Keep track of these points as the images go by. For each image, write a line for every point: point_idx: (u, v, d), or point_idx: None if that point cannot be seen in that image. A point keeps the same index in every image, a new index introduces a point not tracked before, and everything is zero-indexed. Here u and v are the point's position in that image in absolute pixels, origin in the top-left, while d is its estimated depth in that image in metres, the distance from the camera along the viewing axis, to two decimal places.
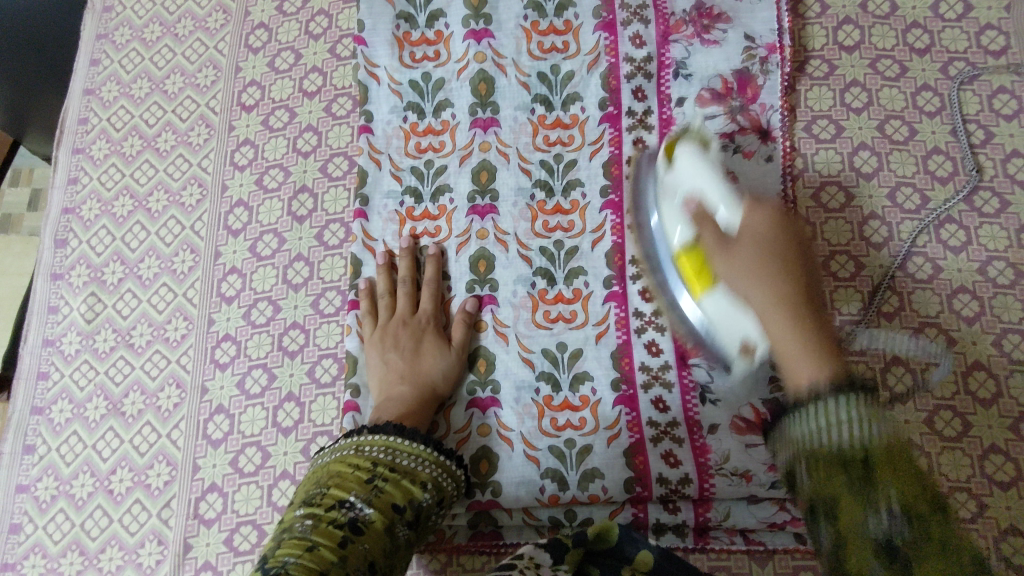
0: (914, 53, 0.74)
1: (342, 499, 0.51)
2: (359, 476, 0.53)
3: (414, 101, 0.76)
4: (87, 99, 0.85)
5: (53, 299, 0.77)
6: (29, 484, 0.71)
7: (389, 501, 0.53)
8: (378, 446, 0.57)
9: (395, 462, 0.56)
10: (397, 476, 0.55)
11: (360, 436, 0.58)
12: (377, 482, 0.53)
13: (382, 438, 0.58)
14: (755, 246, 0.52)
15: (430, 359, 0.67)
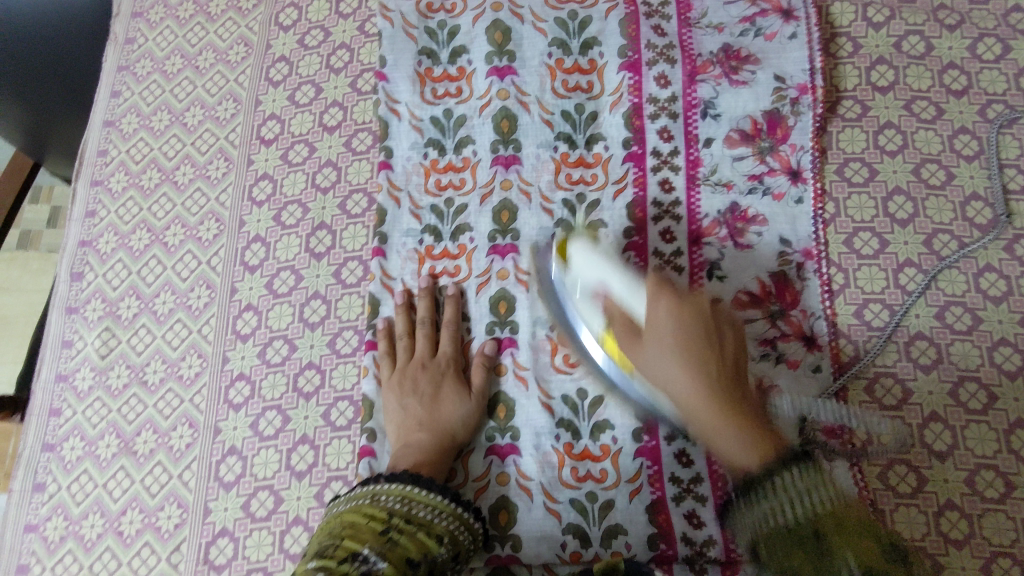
0: (950, 95, 0.71)
1: (355, 551, 0.48)
2: (374, 527, 0.51)
3: (435, 138, 0.75)
4: (107, 131, 0.84)
5: (68, 333, 0.76)
6: (38, 524, 0.69)
7: (405, 555, 0.51)
8: (395, 496, 0.55)
9: (412, 513, 0.54)
10: (412, 527, 0.53)
11: (377, 484, 0.56)
12: (392, 533, 0.51)
13: (399, 488, 0.56)
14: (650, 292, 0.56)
15: (449, 405, 0.65)
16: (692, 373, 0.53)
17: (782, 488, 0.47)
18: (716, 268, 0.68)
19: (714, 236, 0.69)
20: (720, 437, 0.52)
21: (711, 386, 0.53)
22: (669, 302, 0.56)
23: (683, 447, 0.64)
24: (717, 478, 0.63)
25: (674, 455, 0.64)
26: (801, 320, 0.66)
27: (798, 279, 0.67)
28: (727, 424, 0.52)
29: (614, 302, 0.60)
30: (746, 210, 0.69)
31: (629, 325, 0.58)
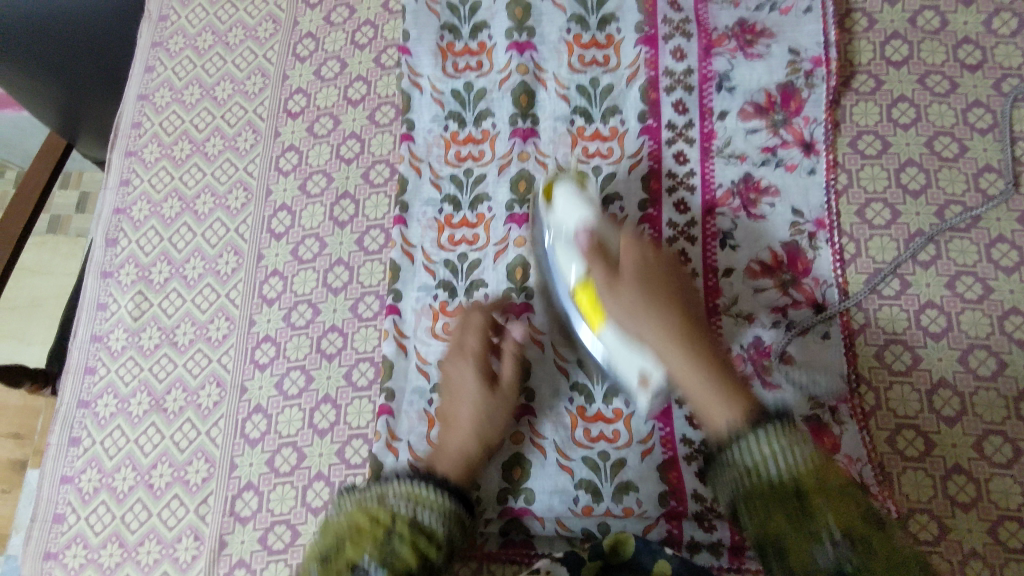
0: (965, 69, 0.72)
1: (356, 564, 0.50)
2: (376, 533, 0.53)
3: (456, 110, 0.77)
4: (140, 104, 0.88)
5: (103, 296, 0.79)
6: (73, 475, 0.73)
7: (405, 567, 0.52)
8: (401, 497, 0.56)
9: (416, 518, 0.55)
10: (414, 535, 0.54)
11: (386, 484, 0.57)
12: (393, 542, 0.53)
13: (405, 487, 0.57)
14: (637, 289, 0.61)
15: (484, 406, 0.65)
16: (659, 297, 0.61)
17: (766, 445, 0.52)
18: (729, 237, 0.70)
19: (728, 206, 0.71)
20: (687, 368, 0.59)
21: (724, 380, 0.58)
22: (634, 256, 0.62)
23: (694, 410, 0.65)
24: None
25: (685, 418, 0.65)
26: (813, 288, 0.67)
27: (810, 248, 0.68)
28: (695, 360, 0.59)
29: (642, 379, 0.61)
30: (759, 181, 0.71)
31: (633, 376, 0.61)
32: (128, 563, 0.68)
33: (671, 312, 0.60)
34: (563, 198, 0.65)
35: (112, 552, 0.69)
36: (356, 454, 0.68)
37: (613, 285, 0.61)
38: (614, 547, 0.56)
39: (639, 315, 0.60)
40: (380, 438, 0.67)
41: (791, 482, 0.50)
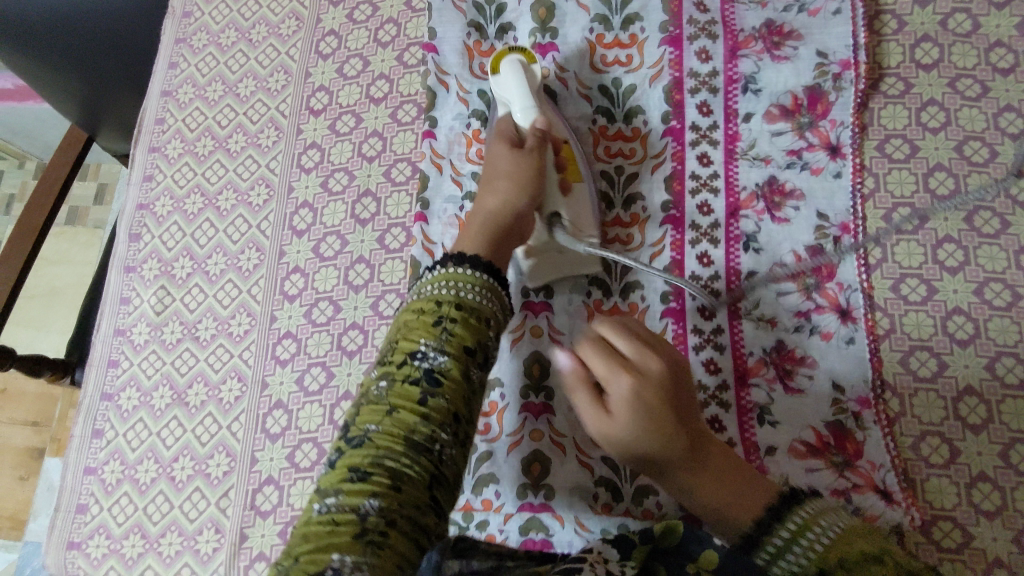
0: (996, 73, 0.71)
1: (412, 352, 0.48)
2: (426, 321, 0.49)
3: (480, 110, 0.77)
4: (164, 100, 0.88)
5: (126, 290, 0.80)
6: (96, 467, 0.73)
7: (463, 344, 0.48)
8: (441, 282, 0.52)
9: (460, 298, 0.51)
10: (469, 315, 0.50)
11: (429, 273, 0.53)
12: (445, 323, 0.49)
13: (443, 272, 0.52)
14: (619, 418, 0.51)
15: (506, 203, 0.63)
16: (662, 429, 0.51)
17: (802, 523, 0.46)
18: (753, 240, 0.69)
19: (751, 208, 0.70)
20: (702, 482, 0.51)
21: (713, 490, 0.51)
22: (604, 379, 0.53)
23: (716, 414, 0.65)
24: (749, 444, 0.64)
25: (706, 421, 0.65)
26: (836, 293, 0.67)
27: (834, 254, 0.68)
28: (728, 488, 0.51)
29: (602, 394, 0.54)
30: (784, 184, 0.70)
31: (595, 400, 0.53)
32: (150, 554, 0.69)
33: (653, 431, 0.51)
34: (510, 67, 0.69)
35: (134, 543, 0.70)
36: None
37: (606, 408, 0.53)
38: (665, 530, 0.50)
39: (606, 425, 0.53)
40: None
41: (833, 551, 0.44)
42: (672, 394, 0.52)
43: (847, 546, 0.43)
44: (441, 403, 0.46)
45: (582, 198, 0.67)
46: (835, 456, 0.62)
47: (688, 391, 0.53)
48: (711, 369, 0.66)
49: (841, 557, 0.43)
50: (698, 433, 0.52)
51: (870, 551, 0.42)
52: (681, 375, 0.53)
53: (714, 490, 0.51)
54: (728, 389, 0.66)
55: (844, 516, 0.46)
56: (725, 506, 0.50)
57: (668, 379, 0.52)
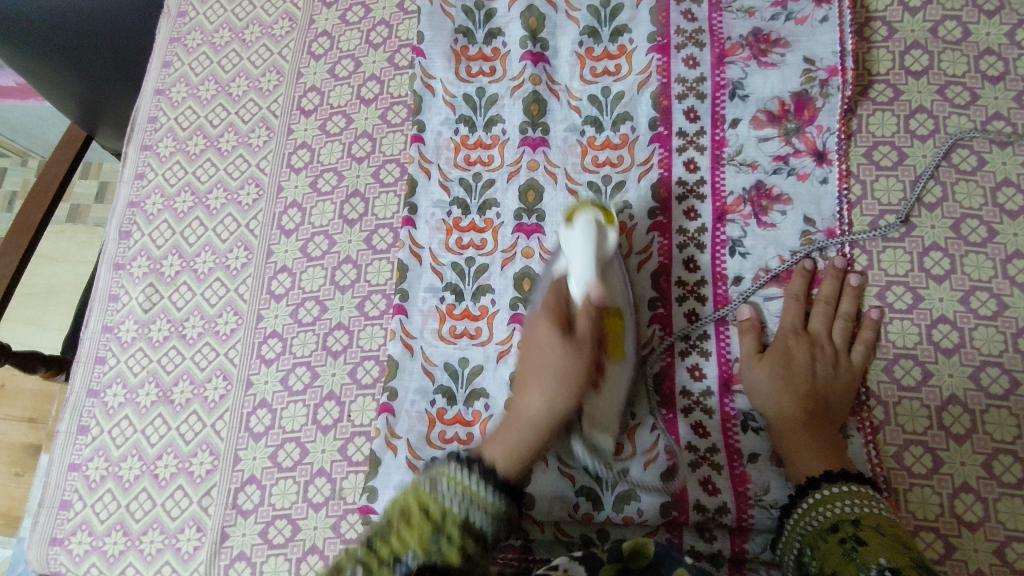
0: (986, 81, 0.71)
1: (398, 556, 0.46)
2: (425, 528, 0.48)
3: (467, 115, 0.77)
4: (157, 98, 0.89)
5: (115, 287, 0.81)
6: (81, 463, 0.74)
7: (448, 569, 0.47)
8: (456, 488, 0.51)
9: (468, 517, 0.50)
10: (467, 534, 0.49)
11: (441, 467, 0.53)
12: (441, 540, 0.47)
13: (462, 480, 0.52)
14: (777, 367, 0.63)
15: (528, 399, 0.58)
16: (798, 392, 0.62)
17: (827, 494, 0.55)
18: (738, 245, 0.69)
19: (738, 213, 0.70)
20: (797, 441, 0.60)
21: (816, 442, 0.59)
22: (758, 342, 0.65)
23: (699, 420, 0.65)
24: (732, 450, 0.64)
25: (690, 427, 0.65)
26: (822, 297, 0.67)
27: (846, 269, 0.67)
28: (810, 438, 0.60)
29: (748, 334, 0.66)
30: (771, 189, 0.70)
31: (755, 350, 0.65)
32: (131, 551, 0.69)
33: (801, 377, 0.62)
34: (583, 227, 0.62)
35: (116, 540, 0.70)
36: (358, 451, 0.69)
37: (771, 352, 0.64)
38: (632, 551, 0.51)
39: (766, 367, 0.63)
40: (379, 434, 0.67)
41: (852, 526, 0.51)
42: (824, 374, 0.63)
43: (886, 524, 0.51)
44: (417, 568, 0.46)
45: (616, 383, 0.62)
46: None
47: (836, 374, 0.63)
48: (697, 375, 0.67)
49: (851, 525, 0.52)
50: (808, 398, 0.62)
51: (869, 526, 0.50)
52: (785, 338, 0.65)
53: (797, 438, 0.60)
54: (712, 395, 0.66)
55: (881, 506, 0.53)
56: (792, 446, 0.60)
57: (819, 353, 0.64)
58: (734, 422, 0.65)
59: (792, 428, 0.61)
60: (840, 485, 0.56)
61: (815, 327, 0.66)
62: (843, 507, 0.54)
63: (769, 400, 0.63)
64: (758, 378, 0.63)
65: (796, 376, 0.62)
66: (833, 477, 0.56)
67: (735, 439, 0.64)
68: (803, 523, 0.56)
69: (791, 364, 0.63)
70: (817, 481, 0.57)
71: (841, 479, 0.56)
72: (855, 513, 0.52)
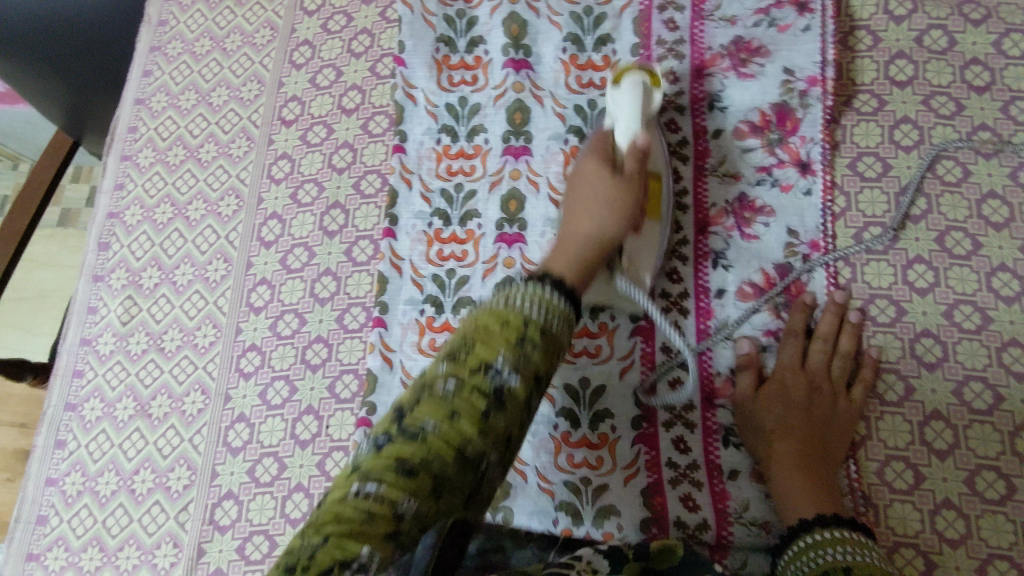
0: (972, 91, 0.70)
1: (488, 363, 0.40)
2: (475, 370, 0.40)
3: (448, 124, 0.77)
4: (137, 108, 0.88)
5: (93, 300, 0.80)
6: (57, 478, 0.73)
7: (535, 378, 0.42)
8: (533, 299, 0.44)
9: (547, 326, 0.44)
10: (550, 345, 0.43)
11: (514, 286, 0.46)
12: (528, 347, 0.42)
13: (536, 289, 0.45)
14: (774, 407, 0.62)
15: (584, 220, 0.59)
16: (794, 434, 0.60)
17: (825, 537, 0.53)
18: (721, 258, 0.68)
19: (721, 225, 0.69)
20: (792, 485, 0.58)
21: (813, 487, 0.57)
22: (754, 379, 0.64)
23: (681, 434, 0.64)
24: (713, 467, 0.63)
25: (672, 442, 0.64)
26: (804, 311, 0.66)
27: (845, 307, 0.65)
28: (807, 484, 0.58)
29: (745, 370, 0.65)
30: (753, 201, 0.69)
31: (750, 386, 0.64)
32: (108, 568, 0.69)
33: (799, 419, 0.61)
34: (631, 86, 0.65)
35: (92, 556, 0.69)
36: (336, 467, 0.68)
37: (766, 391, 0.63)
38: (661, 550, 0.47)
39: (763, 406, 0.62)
40: (356, 448, 0.67)
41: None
42: (824, 417, 0.62)
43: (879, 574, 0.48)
44: (499, 423, 0.39)
45: (654, 238, 0.66)
46: None
47: (833, 416, 0.62)
48: (679, 388, 0.66)
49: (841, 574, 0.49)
50: (806, 441, 0.60)
51: None
52: (782, 377, 0.64)
53: (793, 482, 0.58)
54: (694, 410, 0.65)
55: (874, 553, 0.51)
56: (789, 488, 0.58)
57: (817, 393, 0.63)
58: (716, 436, 0.64)
59: (788, 471, 0.59)
60: (837, 529, 0.53)
61: (815, 365, 0.64)
62: (839, 553, 0.51)
63: (763, 441, 0.61)
64: (753, 417, 0.62)
65: (796, 418, 0.61)
66: (828, 521, 0.54)
67: (716, 454, 0.64)
68: (794, 566, 0.53)
69: (790, 404, 0.62)
70: (808, 522, 0.55)
71: (835, 522, 0.53)
72: (847, 561, 0.50)
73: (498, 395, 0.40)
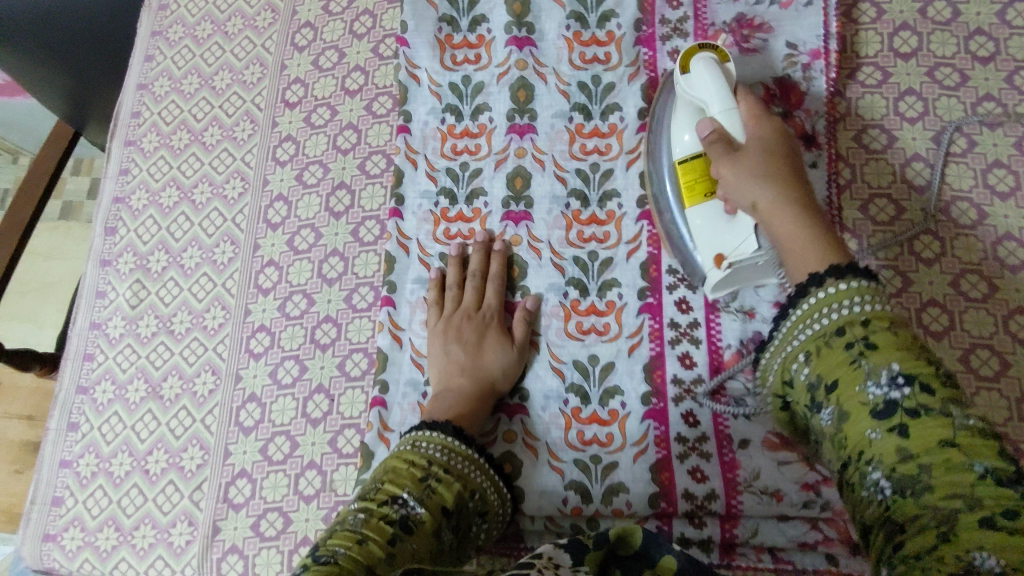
0: (976, 62, 0.70)
1: (395, 496, 0.51)
2: (415, 474, 0.54)
3: (453, 103, 0.77)
4: (140, 93, 0.88)
5: (102, 284, 0.80)
6: (71, 460, 0.74)
7: (440, 505, 0.53)
8: (436, 444, 0.58)
9: (450, 464, 0.56)
10: (454, 479, 0.56)
11: (419, 432, 0.59)
12: (431, 480, 0.54)
13: (441, 437, 0.58)
14: (760, 153, 0.59)
15: (492, 354, 0.67)
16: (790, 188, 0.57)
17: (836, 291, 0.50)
18: None
19: None
20: (802, 241, 0.55)
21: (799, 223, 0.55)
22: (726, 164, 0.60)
23: (690, 409, 0.65)
24: (722, 437, 0.63)
25: (681, 416, 0.64)
26: None
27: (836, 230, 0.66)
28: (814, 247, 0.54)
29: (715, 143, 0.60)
30: None
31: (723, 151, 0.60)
32: (123, 547, 0.69)
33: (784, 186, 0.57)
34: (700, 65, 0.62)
35: (108, 536, 0.70)
36: (348, 444, 0.69)
37: (733, 156, 0.59)
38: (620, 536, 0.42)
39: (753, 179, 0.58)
40: (371, 428, 0.67)
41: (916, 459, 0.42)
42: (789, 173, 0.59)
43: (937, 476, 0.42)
44: (408, 547, 0.49)
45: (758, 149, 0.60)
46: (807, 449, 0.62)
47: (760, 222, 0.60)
48: (688, 363, 0.66)
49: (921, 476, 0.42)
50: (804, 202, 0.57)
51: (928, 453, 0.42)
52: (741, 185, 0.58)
53: (804, 244, 0.54)
54: (703, 383, 0.65)
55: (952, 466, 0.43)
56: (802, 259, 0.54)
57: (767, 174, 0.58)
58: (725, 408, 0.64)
59: (789, 228, 0.56)
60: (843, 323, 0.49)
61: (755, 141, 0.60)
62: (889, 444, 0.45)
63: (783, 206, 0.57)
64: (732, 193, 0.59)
65: (781, 178, 0.58)
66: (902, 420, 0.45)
67: (726, 425, 0.64)
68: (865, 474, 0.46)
69: (761, 163, 0.59)
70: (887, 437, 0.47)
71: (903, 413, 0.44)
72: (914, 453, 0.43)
73: (408, 515, 0.51)
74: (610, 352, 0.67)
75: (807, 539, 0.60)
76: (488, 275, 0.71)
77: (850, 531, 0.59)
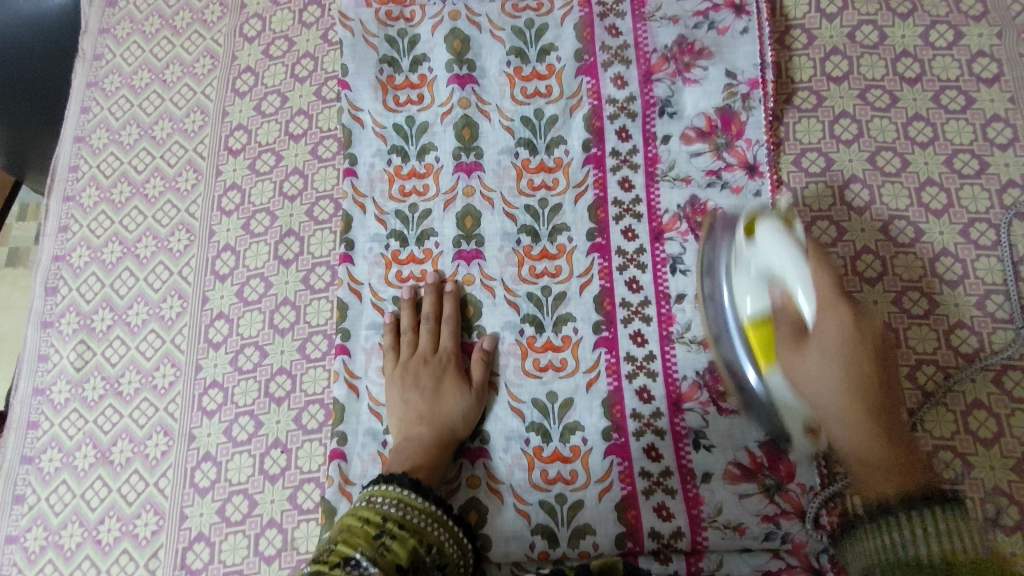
0: (904, 83, 0.72)
1: (348, 556, 0.50)
2: (369, 532, 0.53)
3: (399, 144, 0.76)
4: (77, 146, 0.86)
5: (44, 347, 0.77)
6: (18, 535, 0.71)
7: (395, 562, 0.52)
8: (391, 499, 0.57)
9: (405, 519, 0.56)
10: (408, 534, 0.55)
11: (376, 487, 0.59)
12: (385, 538, 0.53)
13: (397, 490, 0.58)
14: (825, 356, 0.54)
15: (450, 400, 0.66)
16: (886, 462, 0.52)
17: None
18: (679, 263, 0.69)
19: (675, 230, 0.70)
20: (857, 425, 0.54)
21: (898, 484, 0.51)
22: (837, 340, 0.54)
23: (652, 442, 0.65)
24: (685, 471, 0.64)
25: (643, 450, 0.65)
26: None
27: None
28: (869, 429, 0.54)
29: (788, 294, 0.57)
30: (705, 204, 0.70)
31: (796, 331, 0.56)
32: None
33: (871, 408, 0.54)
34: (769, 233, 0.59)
35: None
36: (308, 499, 0.67)
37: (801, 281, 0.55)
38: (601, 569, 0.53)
39: (820, 363, 0.55)
40: (331, 483, 0.65)
41: None
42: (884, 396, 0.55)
43: None
44: None
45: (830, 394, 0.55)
46: (768, 477, 0.63)
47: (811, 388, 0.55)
48: (645, 397, 0.66)
49: None
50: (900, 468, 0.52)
51: None
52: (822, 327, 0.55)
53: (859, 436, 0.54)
54: (662, 416, 0.65)
55: None
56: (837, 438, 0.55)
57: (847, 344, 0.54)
58: (685, 440, 0.64)
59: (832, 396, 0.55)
60: None
61: (843, 334, 0.54)
62: None
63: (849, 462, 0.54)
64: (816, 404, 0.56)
65: (854, 371, 0.54)
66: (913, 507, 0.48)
67: (687, 458, 0.64)
68: None
69: (836, 347, 0.54)
70: None
71: None
72: None
73: (362, 575, 0.49)
74: (569, 388, 0.67)
75: (770, 568, 0.61)
76: (441, 318, 0.70)
77: (811, 558, 0.60)
